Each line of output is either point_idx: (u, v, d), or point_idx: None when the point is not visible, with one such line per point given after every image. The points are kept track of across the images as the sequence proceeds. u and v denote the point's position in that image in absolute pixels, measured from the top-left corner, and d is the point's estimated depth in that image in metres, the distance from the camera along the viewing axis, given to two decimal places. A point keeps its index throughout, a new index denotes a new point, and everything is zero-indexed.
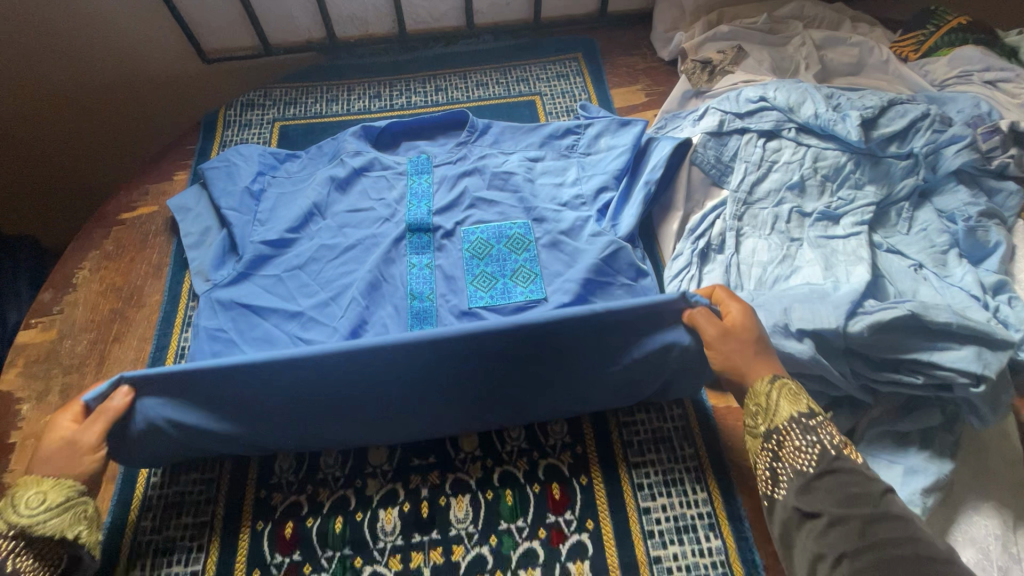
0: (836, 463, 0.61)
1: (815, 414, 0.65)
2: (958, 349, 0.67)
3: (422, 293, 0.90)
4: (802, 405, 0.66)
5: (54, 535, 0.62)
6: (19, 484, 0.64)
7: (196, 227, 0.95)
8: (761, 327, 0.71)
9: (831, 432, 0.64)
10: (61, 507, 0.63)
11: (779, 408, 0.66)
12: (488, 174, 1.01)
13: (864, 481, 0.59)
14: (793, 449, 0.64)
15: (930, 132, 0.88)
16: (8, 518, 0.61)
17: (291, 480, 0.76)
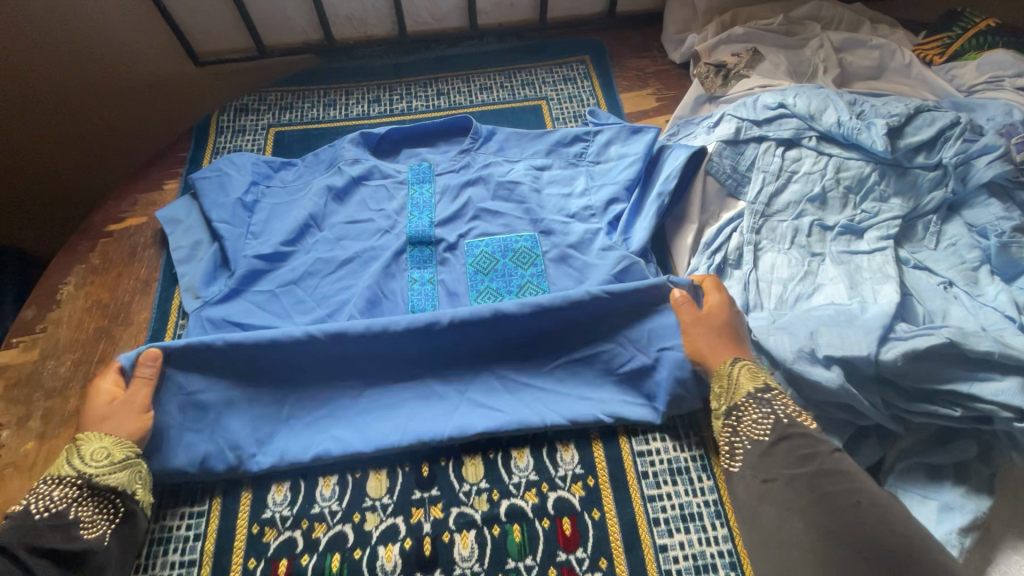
0: (789, 429, 0.63)
1: (770, 388, 0.67)
2: (999, 380, 0.63)
3: (424, 311, 0.86)
4: (759, 380, 0.68)
5: (116, 488, 0.65)
6: (82, 437, 0.66)
7: (187, 240, 0.91)
8: (738, 321, 0.74)
9: (787, 403, 0.66)
10: (122, 462, 0.66)
11: (738, 384, 0.68)
12: (493, 184, 0.96)
13: (813, 443, 0.61)
14: (751, 422, 0.66)
15: (961, 141, 0.83)
16: (76, 467, 0.64)
17: (286, 515, 0.72)
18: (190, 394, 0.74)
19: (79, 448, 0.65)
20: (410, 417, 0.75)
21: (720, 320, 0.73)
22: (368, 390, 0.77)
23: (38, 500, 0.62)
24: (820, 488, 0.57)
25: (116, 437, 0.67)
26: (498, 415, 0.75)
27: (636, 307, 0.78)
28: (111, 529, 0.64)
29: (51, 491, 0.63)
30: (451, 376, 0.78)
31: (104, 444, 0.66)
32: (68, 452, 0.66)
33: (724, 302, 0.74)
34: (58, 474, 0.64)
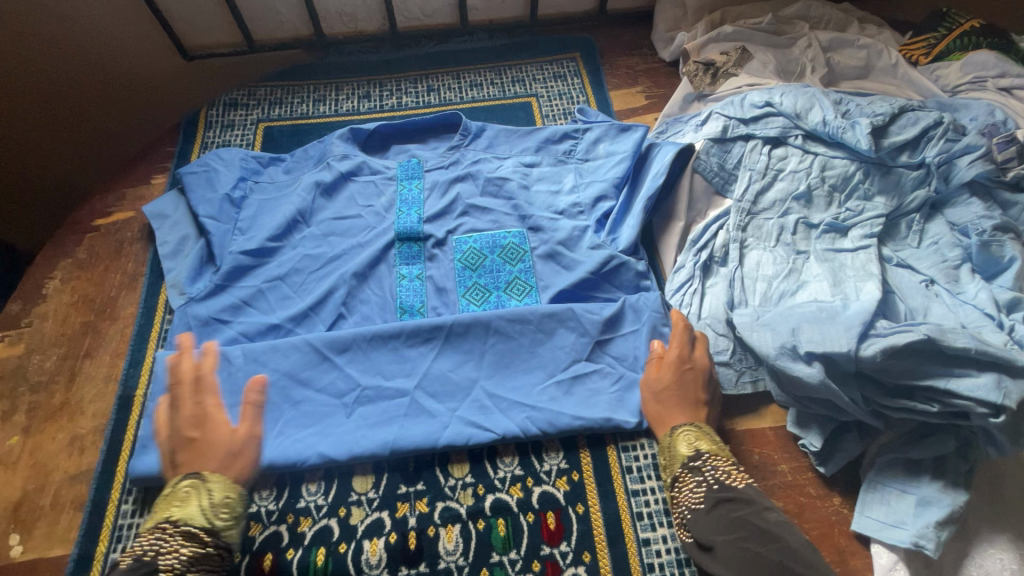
0: (720, 493, 0.62)
1: (700, 452, 0.66)
2: (975, 376, 0.62)
3: (412, 307, 0.86)
4: (691, 446, 0.67)
5: (227, 547, 0.60)
6: (207, 480, 0.61)
7: (174, 235, 0.90)
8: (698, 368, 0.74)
9: (718, 466, 0.65)
10: (238, 517, 0.62)
11: (675, 453, 0.68)
12: (481, 180, 0.97)
13: (745, 505, 0.60)
14: (687, 492, 0.64)
15: (944, 141, 0.84)
16: (201, 517, 0.59)
17: (271, 510, 0.72)
18: None
19: (206, 492, 0.60)
20: (398, 419, 0.75)
21: (669, 379, 0.73)
22: (355, 394, 0.77)
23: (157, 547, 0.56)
24: (748, 549, 0.55)
25: (222, 477, 0.62)
26: (484, 416, 0.75)
27: (616, 310, 0.82)
28: None
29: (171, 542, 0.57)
30: (438, 377, 0.78)
31: (230, 493, 0.62)
32: (188, 491, 0.60)
33: (676, 358, 0.74)
34: (181, 517, 0.58)
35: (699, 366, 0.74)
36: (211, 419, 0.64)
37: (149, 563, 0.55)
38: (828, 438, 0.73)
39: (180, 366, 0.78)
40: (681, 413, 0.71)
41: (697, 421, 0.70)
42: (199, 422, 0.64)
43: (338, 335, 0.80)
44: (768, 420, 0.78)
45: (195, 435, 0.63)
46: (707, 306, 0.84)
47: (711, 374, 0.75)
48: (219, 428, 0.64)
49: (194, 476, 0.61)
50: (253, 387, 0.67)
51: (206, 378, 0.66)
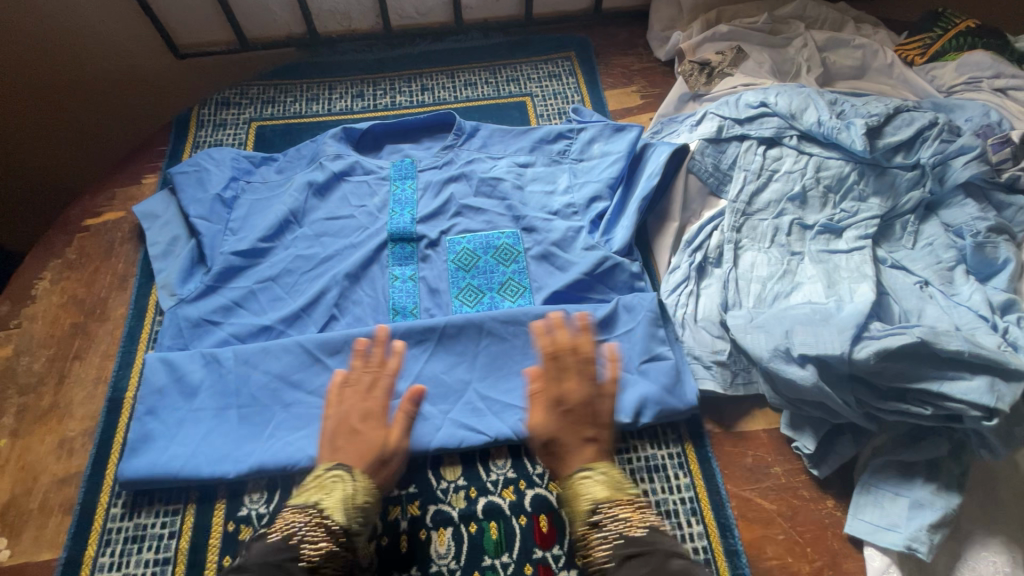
0: (629, 547, 0.53)
1: (600, 502, 0.57)
2: (969, 379, 0.62)
3: (405, 308, 0.86)
4: (590, 497, 0.58)
5: (354, 551, 0.59)
6: (354, 475, 0.61)
7: (164, 235, 0.89)
8: (573, 396, 0.62)
9: (620, 515, 0.56)
10: (369, 522, 0.61)
11: (575, 506, 0.59)
12: (475, 180, 0.96)
13: (649, 559, 0.52)
14: (595, 552, 0.55)
15: (939, 141, 0.84)
16: (340, 514, 0.58)
17: (262, 513, 0.71)
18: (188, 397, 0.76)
19: (353, 488, 0.60)
20: None
21: (542, 418, 0.62)
22: None
23: (303, 530, 0.55)
24: None
25: (367, 478, 0.61)
26: (477, 419, 0.75)
27: (609, 312, 0.81)
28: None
29: (315, 529, 0.56)
30: (430, 380, 0.78)
31: (369, 497, 0.60)
32: (335, 482, 0.60)
33: (549, 390, 0.62)
34: (328, 508, 0.58)
35: (578, 398, 0.62)
36: (375, 415, 0.64)
37: (293, 544, 0.54)
38: (821, 440, 0.73)
39: (171, 368, 0.77)
40: (578, 457, 0.60)
41: (593, 466, 0.60)
42: (365, 415, 0.64)
43: (329, 337, 0.79)
44: (762, 422, 0.78)
45: (358, 427, 0.63)
46: (702, 307, 0.83)
47: (599, 406, 0.62)
48: (378, 427, 0.64)
49: (341, 469, 0.61)
50: (411, 396, 0.64)
51: (385, 376, 0.66)
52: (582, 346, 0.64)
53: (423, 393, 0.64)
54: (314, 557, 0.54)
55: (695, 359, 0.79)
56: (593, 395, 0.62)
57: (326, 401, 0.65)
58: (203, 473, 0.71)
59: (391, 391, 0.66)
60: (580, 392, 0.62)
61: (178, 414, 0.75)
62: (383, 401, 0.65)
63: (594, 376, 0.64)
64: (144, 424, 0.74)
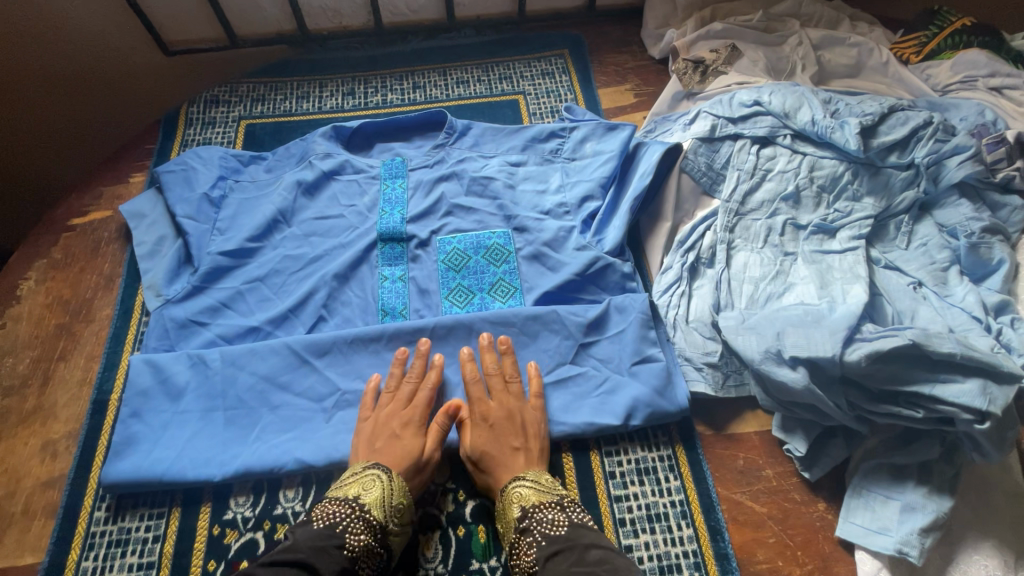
0: (553, 545, 0.61)
1: (526, 509, 0.66)
2: (961, 382, 0.61)
3: (394, 309, 0.85)
4: (518, 505, 0.66)
5: (389, 549, 0.65)
6: (393, 476, 0.67)
7: (151, 235, 0.88)
8: (503, 415, 0.72)
9: (544, 517, 0.65)
10: (406, 523, 0.67)
11: (508, 512, 0.67)
12: (466, 179, 0.95)
13: (569, 553, 0.60)
14: (525, 555, 0.63)
15: (933, 141, 0.83)
16: (377, 511, 0.65)
17: (248, 517, 0.71)
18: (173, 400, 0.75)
19: (389, 486, 0.66)
20: None
21: (476, 437, 0.71)
22: (334, 398, 0.76)
23: (345, 520, 0.63)
24: None
25: (402, 481, 0.68)
26: None
27: (601, 312, 0.80)
28: None
29: (355, 520, 0.63)
30: None
31: (402, 498, 0.67)
32: (375, 481, 0.66)
33: (480, 414, 0.73)
34: (365, 504, 0.65)
35: (500, 414, 0.72)
36: (414, 422, 0.72)
37: (336, 532, 0.62)
38: (813, 443, 0.72)
39: (155, 371, 0.76)
40: (512, 468, 0.70)
41: (523, 473, 0.69)
42: (406, 423, 0.72)
43: (317, 338, 0.78)
44: (754, 424, 0.77)
45: (400, 433, 0.71)
46: (694, 308, 0.82)
47: (524, 423, 0.73)
48: (415, 433, 0.72)
49: (383, 471, 0.67)
50: (448, 412, 0.74)
51: (424, 385, 0.75)
52: (505, 371, 0.76)
53: (459, 405, 0.75)
54: (354, 546, 0.62)
55: (686, 360, 0.79)
56: (514, 410, 0.73)
57: (365, 406, 0.74)
58: (189, 476, 0.70)
59: (430, 401, 0.74)
60: (502, 409, 0.73)
61: (163, 416, 0.74)
62: (422, 408, 0.74)
63: (517, 395, 0.75)
64: (128, 427, 0.73)
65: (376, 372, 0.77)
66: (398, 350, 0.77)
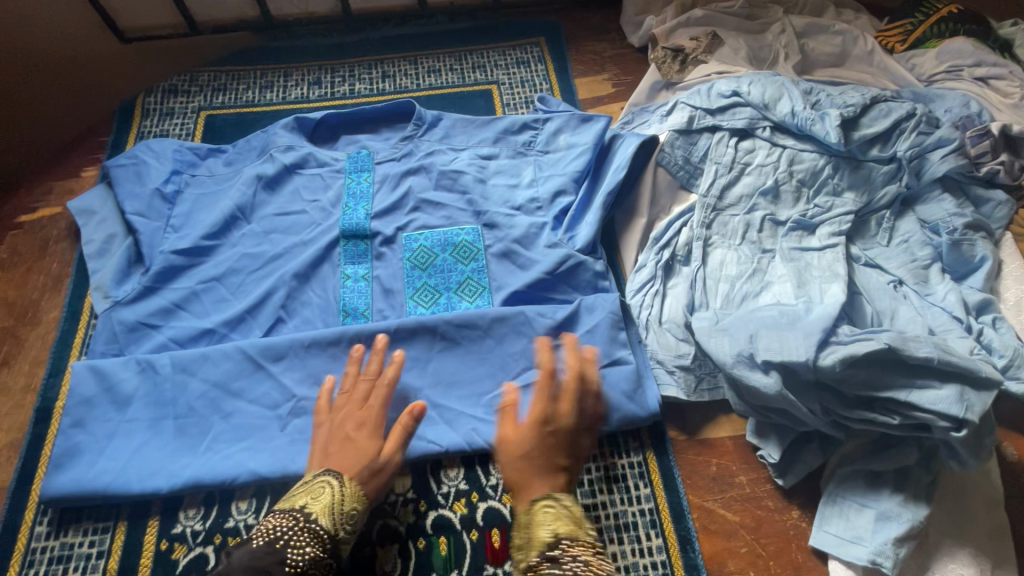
0: None
1: (559, 539, 0.54)
2: (937, 388, 0.59)
3: (356, 309, 0.81)
4: (551, 531, 0.55)
5: (337, 564, 0.58)
6: (347, 484, 0.62)
7: (100, 233, 0.84)
8: (563, 422, 0.62)
9: (581, 558, 0.53)
10: (355, 532, 0.61)
11: (534, 535, 0.55)
12: (435, 173, 0.91)
13: None
14: None
15: (916, 134, 0.80)
16: (321, 520, 0.58)
17: (198, 531, 0.68)
18: (119, 408, 0.72)
19: (341, 492, 0.61)
20: None
21: (522, 435, 0.61)
22: (290, 405, 0.73)
23: (288, 533, 0.56)
24: None
25: (357, 488, 0.62)
26: (429, 431, 0.72)
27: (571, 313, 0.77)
28: None
29: (300, 532, 0.56)
30: None
31: (354, 506, 0.61)
32: (322, 488, 0.61)
33: (536, 410, 0.62)
34: (310, 512, 0.58)
35: (565, 421, 0.62)
36: (370, 422, 0.66)
37: (278, 548, 0.55)
38: (787, 449, 0.70)
39: (100, 378, 0.73)
40: (544, 486, 0.58)
41: (560, 495, 0.58)
42: (361, 424, 0.66)
43: (274, 342, 0.75)
44: (727, 429, 0.74)
45: (353, 435, 0.65)
46: (667, 308, 0.79)
47: (575, 436, 0.62)
48: (371, 433, 0.66)
49: (331, 475, 0.62)
50: (411, 412, 0.66)
51: (380, 383, 0.69)
52: (585, 380, 0.66)
53: (425, 407, 0.67)
54: (298, 562, 0.54)
55: (658, 363, 0.76)
56: (574, 423, 0.62)
57: (320, 411, 0.68)
58: (135, 489, 0.67)
59: (387, 399, 0.68)
60: (570, 415, 0.62)
61: (110, 425, 0.71)
62: (378, 407, 0.67)
63: (586, 408, 0.65)
64: (71, 437, 0.70)
65: (332, 374, 0.72)
66: (356, 347, 0.71)
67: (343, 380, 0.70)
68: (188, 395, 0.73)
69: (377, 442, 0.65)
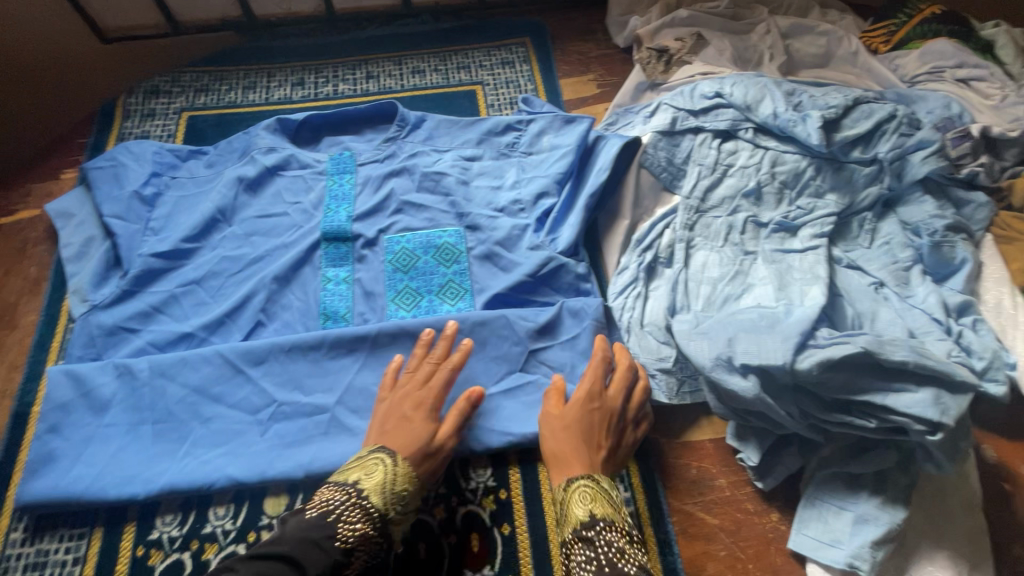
0: None
1: (594, 520, 0.61)
2: (913, 392, 0.59)
3: (337, 312, 0.81)
4: (587, 510, 0.62)
5: (388, 539, 0.62)
6: (399, 461, 0.64)
7: (78, 236, 0.83)
8: (608, 407, 0.69)
9: (611, 542, 0.59)
10: (408, 510, 0.64)
11: (571, 514, 0.63)
12: (418, 174, 0.90)
13: None
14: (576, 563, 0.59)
15: (897, 135, 0.80)
16: (374, 497, 0.61)
17: (175, 536, 0.67)
18: (96, 413, 0.71)
19: (393, 472, 0.63)
20: (315, 439, 0.71)
21: (569, 415, 0.69)
22: (270, 410, 0.72)
23: (342, 507, 0.59)
24: None
25: (409, 467, 0.65)
26: None
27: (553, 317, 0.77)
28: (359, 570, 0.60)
29: (352, 508, 0.60)
30: (360, 390, 0.74)
31: (406, 486, 0.64)
32: (375, 465, 0.64)
33: (586, 393, 0.70)
34: (363, 490, 0.61)
35: (609, 406, 0.70)
36: (427, 404, 0.69)
37: (332, 521, 0.58)
38: (767, 452, 0.70)
39: (76, 383, 0.72)
40: (580, 462, 0.66)
41: (595, 473, 0.65)
42: (419, 406, 0.68)
43: (253, 346, 0.74)
44: (708, 432, 0.75)
45: (410, 415, 0.68)
46: (649, 311, 0.79)
47: (619, 419, 0.70)
48: (427, 416, 0.68)
49: (383, 453, 0.65)
50: (469, 397, 0.70)
51: (445, 366, 0.72)
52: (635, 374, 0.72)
53: (481, 394, 0.71)
54: (348, 538, 0.58)
55: None
56: (617, 409, 0.70)
57: (384, 385, 0.72)
58: (111, 495, 0.67)
59: (448, 382, 0.71)
60: (617, 399, 0.70)
61: (86, 430, 0.70)
62: (439, 389, 0.70)
63: (633, 398, 0.71)
64: (47, 443, 0.69)
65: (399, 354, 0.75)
66: (426, 330, 0.74)
67: (409, 359, 0.73)
68: (166, 399, 0.72)
69: (433, 425, 0.68)
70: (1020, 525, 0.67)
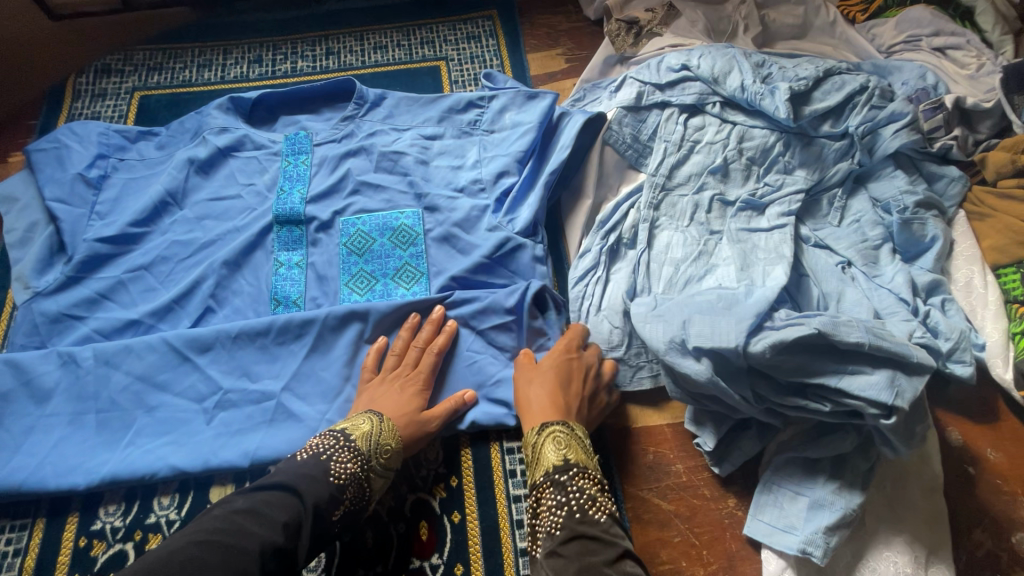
0: (580, 526, 0.56)
1: (568, 464, 0.62)
2: (869, 374, 0.57)
3: (289, 298, 0.79)
4: (560, 455, 0.63)
5: (371, 491, 0.63)
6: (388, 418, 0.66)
7: (21, 222, 0.81)
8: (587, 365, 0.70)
9: (584, 489, 0.60)
10: (389, 470, 0.65)
11: (543, 457, 0.63)
12: (375, 154, 0.87)
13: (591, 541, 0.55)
14: (546, 509, 0.60)
15: (868, 108, 0.77)
16: (363, 432, 0.64)
17: (117, 526, 0.67)
18: (38, 403, 0.70)
19: (380, 426, 0.65)
20: (260, 428, 0.69)
21: (548, 365, 0.69)
22: (216, 399, 0.70)
23: (332, 450, 0.61)
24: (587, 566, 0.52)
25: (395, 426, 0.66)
26: None
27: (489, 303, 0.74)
28: (342, 510, 0.59)
29: (343, 449, 0.61)
30: (309, 378, 0.72)
31: (391, 443, 0.65)
32: (365, 421, 0.65)
33: (565, 347, 0.71)
34: (354, 431, 0.63)
35: (587, 365, 0.70)
36: (417, 385, 0.70)
37: (323, 461, 0.60)
38: (724, 436, 0.68)
39: (15, 373, 0.70)
40: (555, 409, 0.66)
41: (571, 421, 0.66)
42: (411, 385, 0.70)
43: (199, 334, 0.72)
44: (668, 416, 0.73)
45: (399, 390, 0.69)
46: (608, 295, 0.76)
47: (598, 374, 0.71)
48: (417, 394, 0.69)
49: (372, 416, 0.65)
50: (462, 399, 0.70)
51: (431, 349, 0.72)
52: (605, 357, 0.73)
53: (475, 396, 0.71)
54: (341, 474, 0.60)
55: None
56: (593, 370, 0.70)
57: (366, 368, 0.72)
58: (51, 488, 0.66)
59: (434, 367, 0.71)
60: (595, 357, 0.71)
61: (28, 420, 0.69)
62: (427, 372, 0.71)
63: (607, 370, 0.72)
64: None
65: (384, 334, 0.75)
66: (411, 315, 0.74)
67: (394, 341, 0.73)
68: (108, 389, 0.70)
69: (419, 401, 0.69)
70: (979, 509, 0.65)
